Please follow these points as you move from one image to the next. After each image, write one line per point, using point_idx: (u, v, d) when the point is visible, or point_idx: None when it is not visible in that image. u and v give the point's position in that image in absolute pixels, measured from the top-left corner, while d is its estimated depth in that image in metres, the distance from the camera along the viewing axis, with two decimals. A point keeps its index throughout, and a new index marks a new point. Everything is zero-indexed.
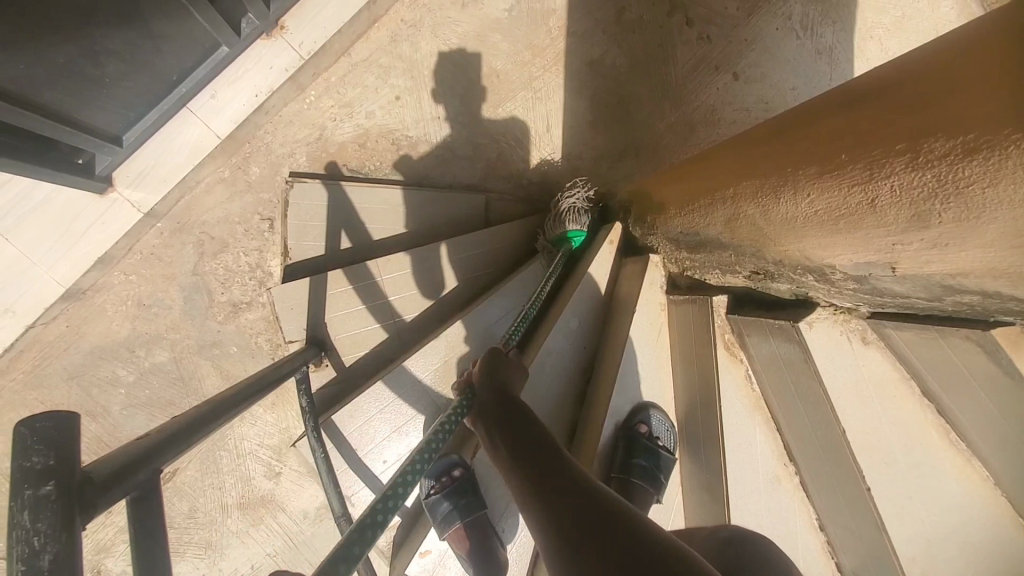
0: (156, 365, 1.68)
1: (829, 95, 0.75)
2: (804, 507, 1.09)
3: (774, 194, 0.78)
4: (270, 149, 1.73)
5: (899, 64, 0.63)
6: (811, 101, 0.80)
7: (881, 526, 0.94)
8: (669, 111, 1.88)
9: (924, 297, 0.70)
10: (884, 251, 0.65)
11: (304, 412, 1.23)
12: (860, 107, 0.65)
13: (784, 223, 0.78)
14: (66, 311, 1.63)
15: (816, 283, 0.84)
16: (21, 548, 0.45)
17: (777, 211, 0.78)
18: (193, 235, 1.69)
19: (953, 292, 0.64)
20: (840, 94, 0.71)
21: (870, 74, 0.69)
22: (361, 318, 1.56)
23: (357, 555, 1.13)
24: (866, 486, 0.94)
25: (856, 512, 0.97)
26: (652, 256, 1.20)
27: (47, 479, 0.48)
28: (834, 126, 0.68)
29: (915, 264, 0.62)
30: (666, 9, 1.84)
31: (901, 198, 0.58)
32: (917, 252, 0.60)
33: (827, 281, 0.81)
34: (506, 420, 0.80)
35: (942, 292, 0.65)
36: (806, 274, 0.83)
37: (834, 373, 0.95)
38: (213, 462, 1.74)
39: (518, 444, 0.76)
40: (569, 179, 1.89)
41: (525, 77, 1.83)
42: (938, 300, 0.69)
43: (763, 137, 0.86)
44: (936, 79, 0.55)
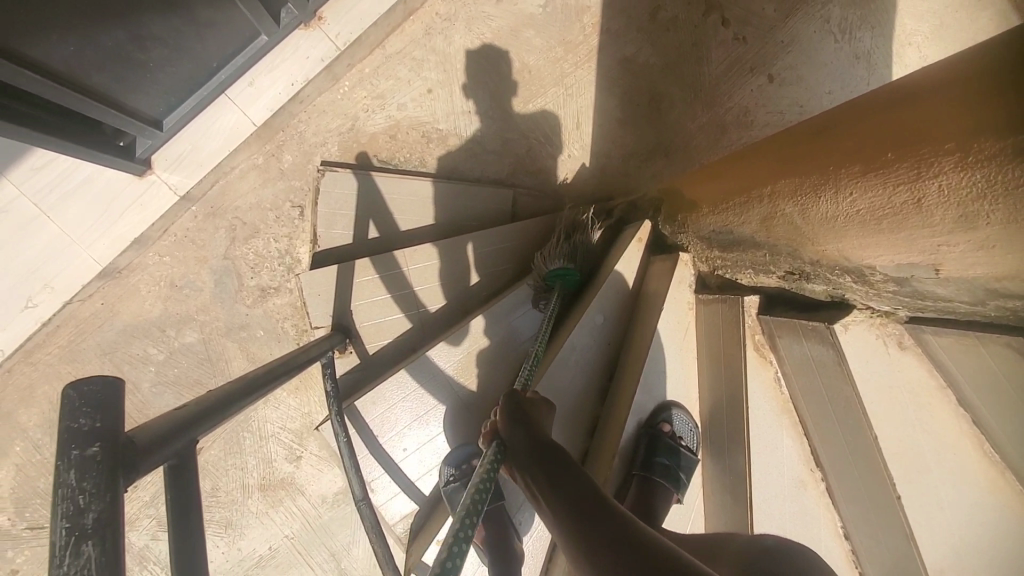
0: (185, 345, 1.72)
1: (880, 93, 0.73)
2: (828, 514, 1.07)
3: (814, 193, 0.77)
4: (303, 138, 1.76)
5: (952, 63, 0.61)
6: (860, 99, 0.78)
7: (910, 536, 0.94)
8: (701, 111, 1.86)
9: (966, 301, 0.68)
10: (928, 253, 0.63)
11: (329, 396, 1.25)
12: (912, 105, 0.64)
13: (824, 222, 0.76)
14: (103, 288, 1.69)
15: (853, 285, 0.83)
16: (66, 505, 0.46)
17: (817, 211, 0.77)
18: (225, 220, 1.73)
19: (996, 297, 0.62)
20: (892, 93, 0.70)
21: (923, 72, 0.67)
22: (386, 307, 1.58)
23: (377, 540, 1.16)
24: (896, 495, 0.93)
25: (883, 519, 0.97)
26: (681, 254, 1.18)
27: (93, 441, 0.49)
28: (882, 125, 0.67)
29: (958, 266, 0.60)
30: (702, 8, 1.82)
31: (949, 197, 0.57)
32: (962, 255, 0.59)
33: (865, 283, 0.80)
34: (535, 463, 0.80)
35: (985, 296, 0.63)
36: (844, 275, 0.81)
37: (868, 378, 0.92)
38: (236, 443, 1.77)
39: (547, 487, 0.77)
40: (597, 177, 1.88)
41: (557, 73, 1.83)
42: (981, 305, 0.66)
43: (808, 135, 0.85)
44: (986, 77, 0.54)
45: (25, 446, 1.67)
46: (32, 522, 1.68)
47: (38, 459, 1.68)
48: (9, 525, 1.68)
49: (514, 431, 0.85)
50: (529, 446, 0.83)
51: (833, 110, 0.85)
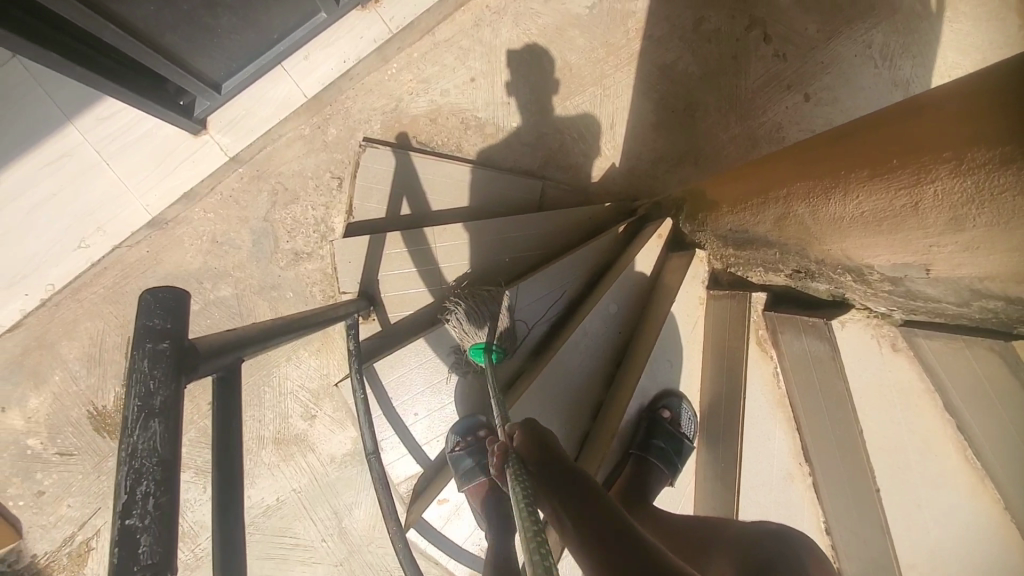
0: (219, 298, 1.82)
1: (894, 108, 0.81)
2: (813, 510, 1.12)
3: (824, 195, 0.85)
4: (349, 113, 1.84)
5: (959, 84, 0.69)
6: (876, 113, 0.86)
7: (886, 529, 0.98)
8: (734, 123, 1.90)
9: (954, 302, 0.76)
10: (921, 253, 0.71)
11: (350, 355, 1.33)
12: (920, 118, 0.72)
13: (831, 222, 0.84)
14: (149, 237, 1.80)
15: (854, 284, 0.91)
16: (139, 387, 0.54)
17: (825, 211, 0.85)
18: (269, 184, 1.83)
19: (979, 297, 0.69)
20: (903, 107, 0.78)
21: (933, 91, 0.75)
22: (411, 280, 1.66)
23: (383, 493, 1.25)
24: (876, 488, 0.99)
25: (864, 510, 1.01)
26: (698, 251, 1.24)
27: (164, 338, 0.57)
28: (893, 136, 0.75)
29: (948, 266, 0.68)
30: (745, 23, 1.87)
31: (943, 202, 0.64)
32: (951, 255, 0.66)
33: (864, 282, 0.88)
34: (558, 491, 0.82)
35: (970, 297, 0.71)
36: (846, 274, 0.90)
37: (859, 371, 0.99)
38: (256, 396, 1.87)
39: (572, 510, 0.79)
40: (625, 176, 1.92)
41: (597, 74, 1.89)
42: (967, 306, 0.74)
43: (826, 143, 0.92)
44: (984, 95, 0.62)
45: (63, 376, 1.79)
46: (62, 448, 1.80)
47: (73, 390, 1.80)
48: (41, 449, 1.79)
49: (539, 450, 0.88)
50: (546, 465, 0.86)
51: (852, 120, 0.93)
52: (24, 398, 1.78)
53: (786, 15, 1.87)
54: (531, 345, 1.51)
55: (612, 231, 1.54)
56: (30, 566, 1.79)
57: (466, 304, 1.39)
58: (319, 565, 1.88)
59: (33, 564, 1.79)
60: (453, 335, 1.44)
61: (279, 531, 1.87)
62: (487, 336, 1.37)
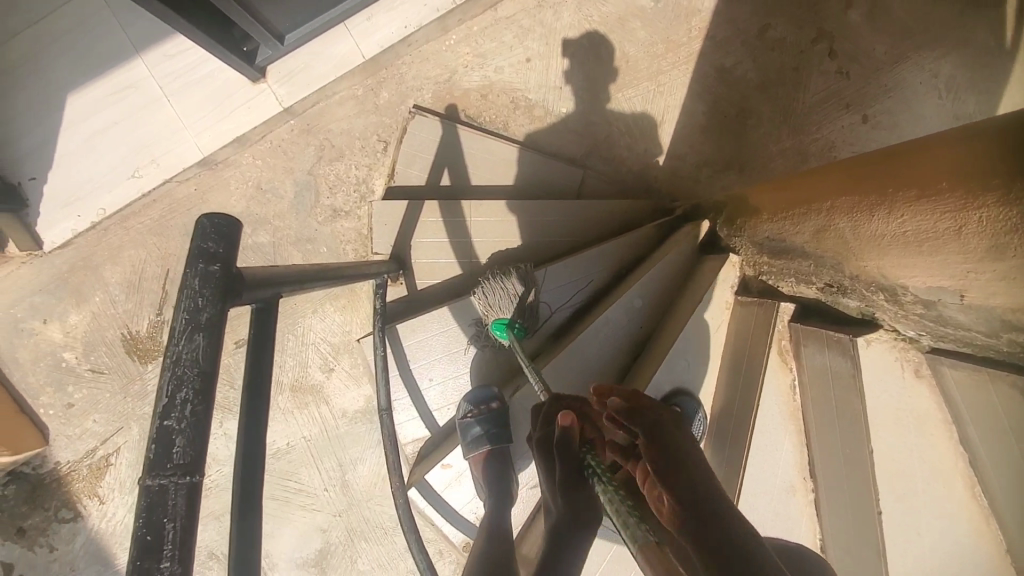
0: (257, 244, 1.87)
1: (949, 136, 0.85)
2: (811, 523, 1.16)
3: (870, 212, 0.89)
4: (403, 79, 1.87)
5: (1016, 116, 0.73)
6: (931, 140, 0.90)
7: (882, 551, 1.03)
8: (786, 135, 1.86)
9: (983, 332, 0.78)
10: (957, 278, 0.74)
11: (376, 312, 1.37)
12: (972, 146, 0.76)
13: (871, 238, 0.88)
14: (198, 176, 1.86)
15: (885, 304, 0.94)
16: (189, 302, 0.57)
17: (867, 228, 0.89)
18: (317, 139, 1.87)
19: (1009, 329, 0.72)
20: (958, 136, 0.82)
21: (989, 123, 0.79)
22: (442, 249, 1.69)
23: (390, 448, 1.30)
24: (879, 511, 1.04)
25: (858, 525, 1.07)
26: (732, 255, 1.26)
27: (215, 261, 0.60)
28: (944, 161, 0.79)
29: (981, 293, 0.71)
30: (812, 36, 1.83)
31: (986, 228, 0.68)
32: (986, 282, 0.70)
33: (896, 302, 0.91)
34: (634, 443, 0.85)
35: (1000, 328, 0.74)
36: (878, 292, 0.93)
37: (880, 394, 1.02)
38: (280, 342, 1.93)
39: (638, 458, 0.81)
40: (668, 175, 1.90)
41: (653, 69, 1.87)
42: (995, 338, 0.77)
43: (878, 164, 0.96)
44: None
45: (104, 297, 1.88)
46: (94, 365, 1.89)
47: (111, 312, 1.88)
48: (75, 363, 1.89)
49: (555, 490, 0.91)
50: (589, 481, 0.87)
51: (906, 144, 0.97)
52: (65, 313, 1.88)
53: (856, 32, 1.82)
54: (553, 327, 1.52)
55: (649, 229, 1.56)
56: (52, 471, 1.89)
57: (494, 279, 1.40)
58: (318, 512, 1.95)
59: (55, 470, 1.89)
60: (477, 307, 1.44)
61: (286, 474, 1.94)
62: (511, 312, 1.38)
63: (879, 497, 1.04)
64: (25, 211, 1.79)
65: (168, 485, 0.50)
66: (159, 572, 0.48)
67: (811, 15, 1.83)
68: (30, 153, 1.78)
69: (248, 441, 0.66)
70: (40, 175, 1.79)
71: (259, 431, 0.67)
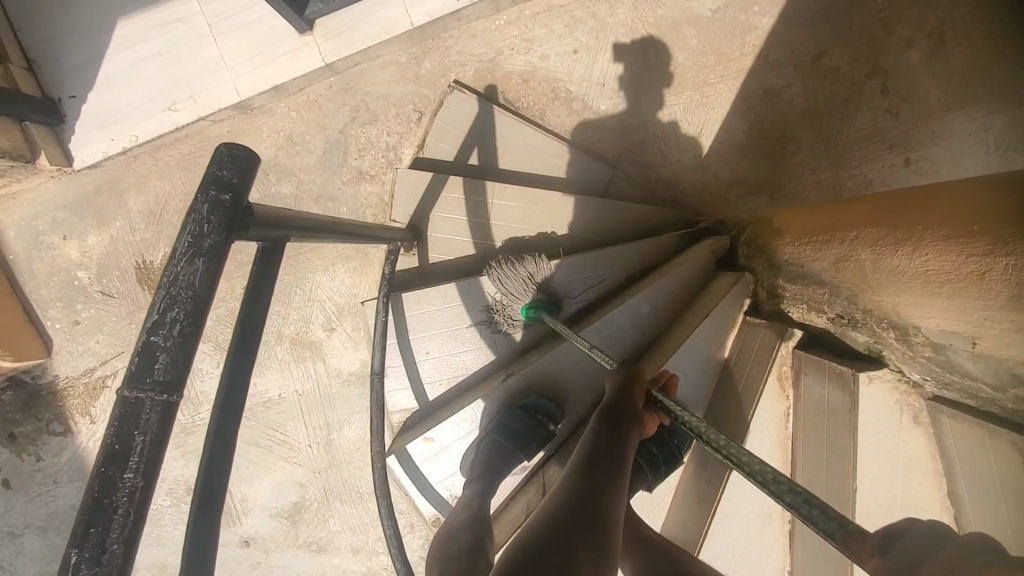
0: (279, 194, 1.89)
1: (980, 183, 0.88)
2: (783, 554, 1.20)
3: (895, 247, 0.91)
4: (447, 53, 1.86)
5: None
6: (960, 185, 0.93)
7: None
8: (824, 167, 1.80)
9: (989, 384, 0.83)
10: (973, 323, 0.78)
11: (383, 277, 1.36)
12: (1006, 194, 0.79)
13: (889, 271, 0.92)
14: (232, 118, 1.87)
15: (894, 344, 0.97)
16: (194, 226, 0.57)
17: (889, 262, 0.92)
18: (354, 99, 1.87)
19: (1016, 383, 0.77)
20: (991, 183, 0.85)
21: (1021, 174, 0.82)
22: (460, 227, 1.70)
23: (376, 411, 1.31)
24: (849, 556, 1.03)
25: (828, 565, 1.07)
26: (745, 275, 1.31)
27: (226, 191, 0.59)
28: (977, 205, 0.82)
29: (996, 343, 0.75)
30: (867, 70, 1.77)
31: (1012, 276, 0.71)
32: (1002, 331, 0.74)
33: (904, 343, 0.94)
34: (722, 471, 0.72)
35: (1007, 381, 0.78)
36: (889, 329, 0.96)
37: (873, 434, 1.03)
38: (287, 294, 1.94)
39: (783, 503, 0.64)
40: (697, 190, 1.87)
41: (700, 80, 1.84)
42: (1000, 391, 0.82)
43: (908, 201, 0.99)
44: None
45: (123, 223, 1.90)
46: (105, 288, 1.92)
47: (129, 239, 1.91)
48: (88, 282, 1.92)
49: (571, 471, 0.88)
50: (613, 471, 0.86)
51: (938, 186, 0.99)
52: (84, 233, 1.91)
53: (914, 72, 1.75)
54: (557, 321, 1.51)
55: (670, 236, 1.54)
56: (50, 384, 1.94)
57: (509, 266, 1.43)
58: (299, 467, 1.97)
59: (52, 384, 1.93)
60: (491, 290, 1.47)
61: (273, 425, 1.97)
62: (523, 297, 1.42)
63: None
64: (61, 127, 1.83)
65: (145, 400, 0.50)
66: (121, 482, 0.48)
67: (870, 48, 1.77)
68: (73, 72, 1.82)
69: (233, 373, 0.66)
70: (80, 94, 1.82)
71: (246, 366, 0.67)
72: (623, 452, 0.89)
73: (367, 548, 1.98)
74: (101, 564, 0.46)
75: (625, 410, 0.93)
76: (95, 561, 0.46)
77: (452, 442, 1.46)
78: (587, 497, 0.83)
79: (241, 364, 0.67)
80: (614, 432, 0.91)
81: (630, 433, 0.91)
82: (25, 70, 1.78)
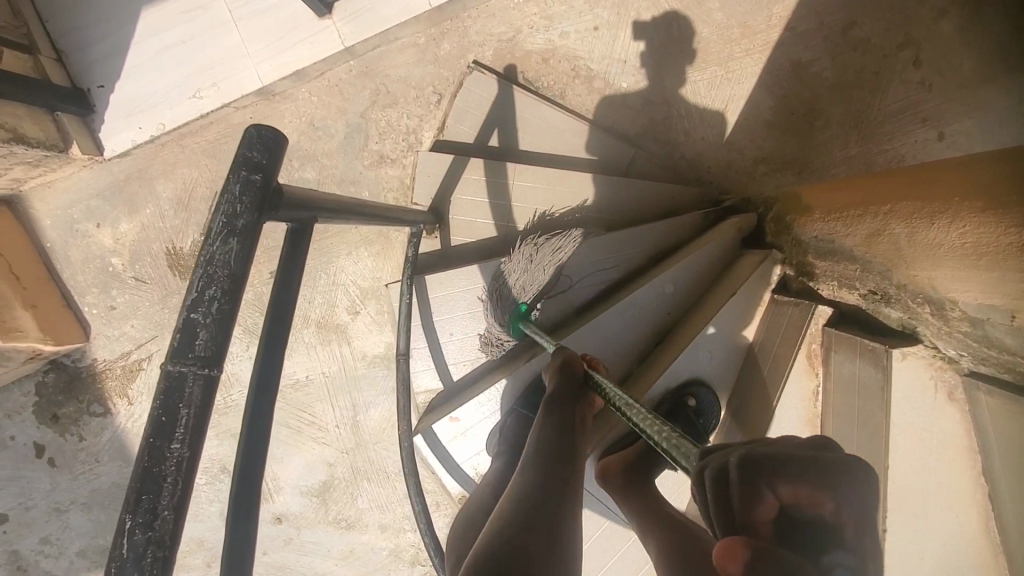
0: (302, 179, 1.91)
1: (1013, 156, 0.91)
2: None
3: (930, 220, 0.94)
4: (466, 33, 1.84)
5: None
6: (990, 159, 0.96)
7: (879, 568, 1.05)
8: (853, 143, 1.74)
9: None
10: (1010, 298, 0.80)
11: (407, 259, 1.38)
12: None
13: (925, 245, 0.93)
14: (255, 103, 1.89)
15: (930, 320, 0.97)
16: (227, 206, 0.58)
17: (924, 236, 0.94)
18: (373, 83, 1.87)
19: None
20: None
21: None
22: (482, 209, 1.70)
23: (402, 392, 1.34)
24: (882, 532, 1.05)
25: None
26: (774, 253, 1.29)
27: (257, 171, 0.60)
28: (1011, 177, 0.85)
29: None
30: (899, 40, 1.69)
31: None
32: None
33: (940, 318, 0.95)
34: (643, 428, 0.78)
35: None
36: (925, 304, 0.97)
37: (904, 410, 1.02)
38: (313, 278, 1.98)
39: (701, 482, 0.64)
40: (721, 168, 1.84)
41: (724, 54, 1.79)
42: None
43: (940, 176, 1.01)
44: None
45: (153, 210, 1.95)
46: (138, 274, 1.98)
47: (159, 225, 1.95)
48: (121, 269, 1.98)
49: (528, 460, 0.97)
50: (564, 461, 0.96)
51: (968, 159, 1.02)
52: (117, 220, 1.96)
53: (950, 41, 1.66)
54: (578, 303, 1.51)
55: (695, 215, 1.53)
56: (89, 367, 2.01)
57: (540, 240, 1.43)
58: (327, 446, 2.02)
59: (91, 366, 2.01)
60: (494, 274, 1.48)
61: (302, 406, 2.02)
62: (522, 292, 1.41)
63: (888, 515, 1.04)
64: (91, 117, 1.87)
65: (188, 373, 0.52)
66: (168, 452, 0.50)
67: (903, 17, 1.69)
68: (101, 62, 1.86)
69: (267, 354, 0.68)
70: (108, 84, 1.86)
71: (279, 347, 0.69)
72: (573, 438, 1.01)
73: (395, 526, 2.03)
74: (154, 529, 0.48)
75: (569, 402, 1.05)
76: (148, 526, 0.48)
77: (477, 423, 1.48)
78: (544, 487, 0.90)
79: (274, 344, 0.69)
80: (562, 420, 1.03)
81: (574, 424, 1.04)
82: (55, 61, 1.82)
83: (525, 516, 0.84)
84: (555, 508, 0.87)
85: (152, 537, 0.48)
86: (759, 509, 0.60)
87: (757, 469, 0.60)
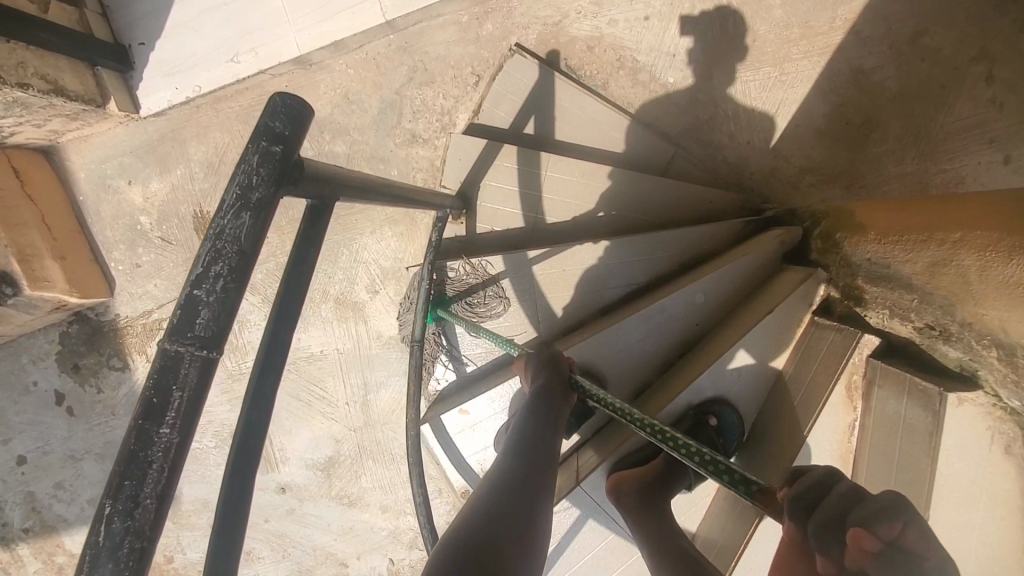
0: (333, 153, 1.88)
1: None
2: None
3: (1006, 257, 0.96)
4: (510, 14, 1.78)
5: None
6: None
7: None
8: (911, 160, 1.63)
9: None
10: None
11: (430, 243, 1.34)
12: None
13: (999, 286, 0.97)
14: (292, 72, 1.86)
15: (993, 360, 1.01)
16: (243, 177, 0.54)
17: (999, 273, 0.97)
18: (412, 59, 1.83)
19: None
20: None
21: None
22: (511, 198, 1.65)
23: (413, 379, 1.31)
24: None
25: None
26: (819, 272, 1.23)
27: (278, 142, 0.56)
28: None
29: None
30: (974, 52, 1.56)
31: None
32: None
33: (1007, 359, 0.98)
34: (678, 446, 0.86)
35: None
36: (991, 346, 1.00)
37: (955, 461, 0.99)
38: (336, 254, 1.95)
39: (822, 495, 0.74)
40: (764, 175, 1.75)
41: (780, 55, 1.70)
42: None
43: (1008, 206, 1.02)
44: None
45: (184, 172, 1.94)
46: (165, 234, 1.98)
47: (188, 188, 1.95)
48: (149, 228, 1.99)
49: (503, 449, 0.95)
50: (544, 446, 0.96)
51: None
52: (148, 179, 1.97)
53: None
54: (602, 306, 1.47)
55: (735, 225, 1.46)
56: (113, 322, 2.03)
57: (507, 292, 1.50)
58: (335, 422, 2.02)
59: (114, 321, 2.03)
60: (471, 269, 1.50)
61: (314, 380, 2.01)
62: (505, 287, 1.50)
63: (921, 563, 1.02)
64: (131, 74, 1.88)
65: (184, 354, 0.49)
66: (156, 437, 0.47)
67: (981, 27, 1.55)
68: (144, 19, 1.85)
69: (276, 327, 0.65)
70: (149, 42, 1.86)
71: (291, 321, 0.66)
72: (552, 424, 1.02)
73: (396, 508, 2.02)
74: (134, 518, 0.45)
75: (551, 392, 1.08)
76: (127, 514, 0.45)
77: (486, 417, 1.45)
78: (520, 468, 0.89)
79: (282, 326, 0.65)
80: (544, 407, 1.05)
81: (556, 414, 1.04)
82: (99, 15, 1.82)
83: (502, 492, 0.84)
84: (541, 484, 0.87)
85: (130, 527, 0.45)
86: (885, 528, 0.67)
87: (898, 505, 0.69)
